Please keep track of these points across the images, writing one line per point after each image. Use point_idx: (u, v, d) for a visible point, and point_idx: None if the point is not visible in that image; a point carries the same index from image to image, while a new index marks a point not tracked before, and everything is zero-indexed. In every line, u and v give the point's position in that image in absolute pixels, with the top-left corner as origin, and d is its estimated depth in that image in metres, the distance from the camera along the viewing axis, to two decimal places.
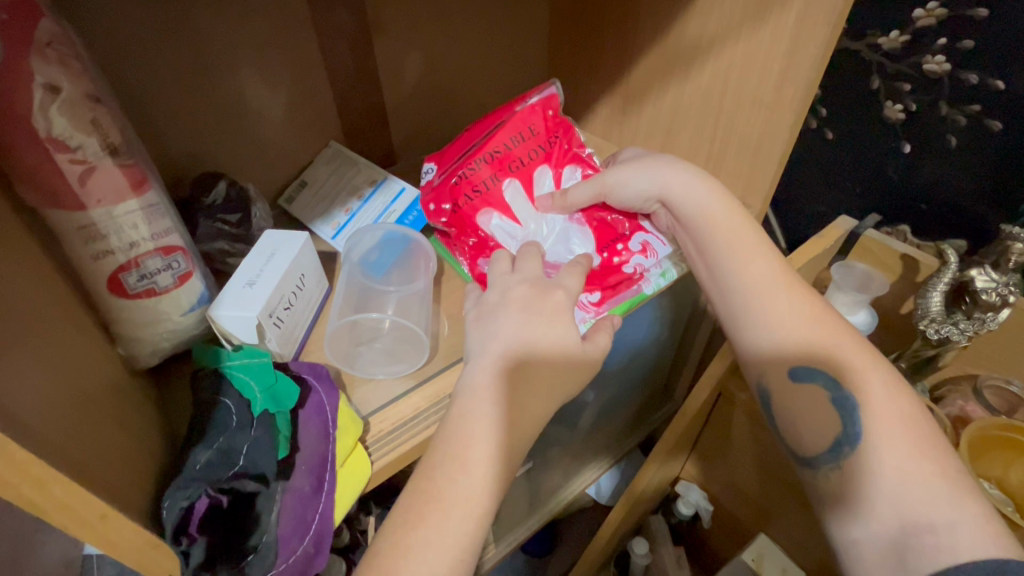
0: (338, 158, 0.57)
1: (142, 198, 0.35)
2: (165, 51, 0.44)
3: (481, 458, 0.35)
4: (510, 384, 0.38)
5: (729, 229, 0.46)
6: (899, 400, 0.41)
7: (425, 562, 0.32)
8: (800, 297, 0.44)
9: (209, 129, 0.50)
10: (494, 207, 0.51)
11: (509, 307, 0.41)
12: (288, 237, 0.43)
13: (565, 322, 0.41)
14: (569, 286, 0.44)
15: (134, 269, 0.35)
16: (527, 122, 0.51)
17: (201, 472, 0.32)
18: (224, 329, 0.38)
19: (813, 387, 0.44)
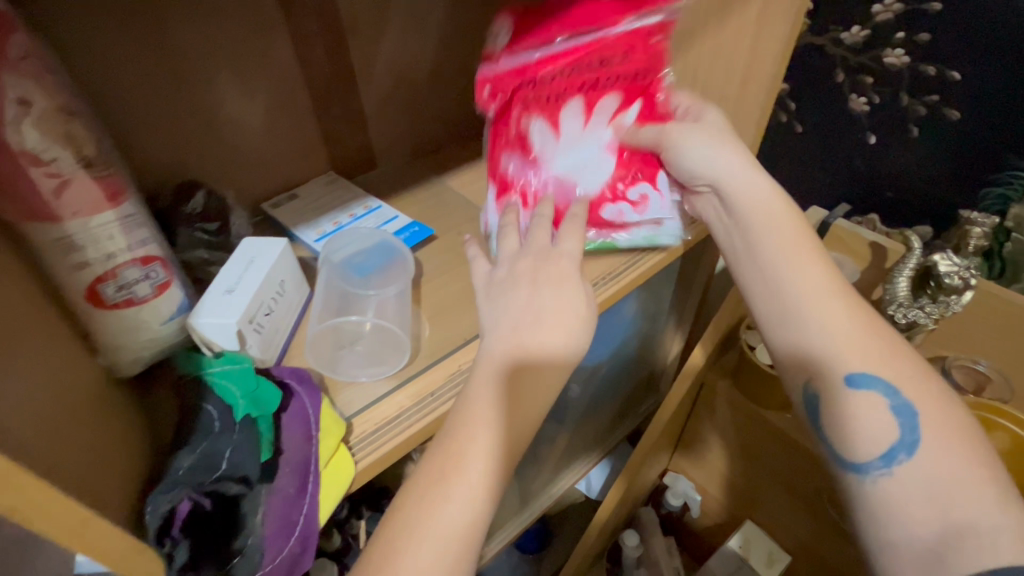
0: (335, 184, 0.61)
1: (118, 209, 0.35)
2: (141, 62, 0.45)
3: (499, 416, 0.37)
4: (522, 363, 0.38)
5: (764, 211, 0.45)
6: (953, 410, 0.39)
7: (447, 515, 0.34)
8: (843, 298, 0.42)
9: (187, 137, 0.50)
10: (545, 111, 0.48)
11: (528, 274, 0.41)
12: (267, 244, 0.44)
13: (576, 285, 0.41)
14: (569, 251, 0.43)
15: (112, 280, 0.35)
16: (624, 46, 0.45)
17: (185, 476, 0.32)
18: (205, 337, 0.38)
19: (871, 395, 0.40)
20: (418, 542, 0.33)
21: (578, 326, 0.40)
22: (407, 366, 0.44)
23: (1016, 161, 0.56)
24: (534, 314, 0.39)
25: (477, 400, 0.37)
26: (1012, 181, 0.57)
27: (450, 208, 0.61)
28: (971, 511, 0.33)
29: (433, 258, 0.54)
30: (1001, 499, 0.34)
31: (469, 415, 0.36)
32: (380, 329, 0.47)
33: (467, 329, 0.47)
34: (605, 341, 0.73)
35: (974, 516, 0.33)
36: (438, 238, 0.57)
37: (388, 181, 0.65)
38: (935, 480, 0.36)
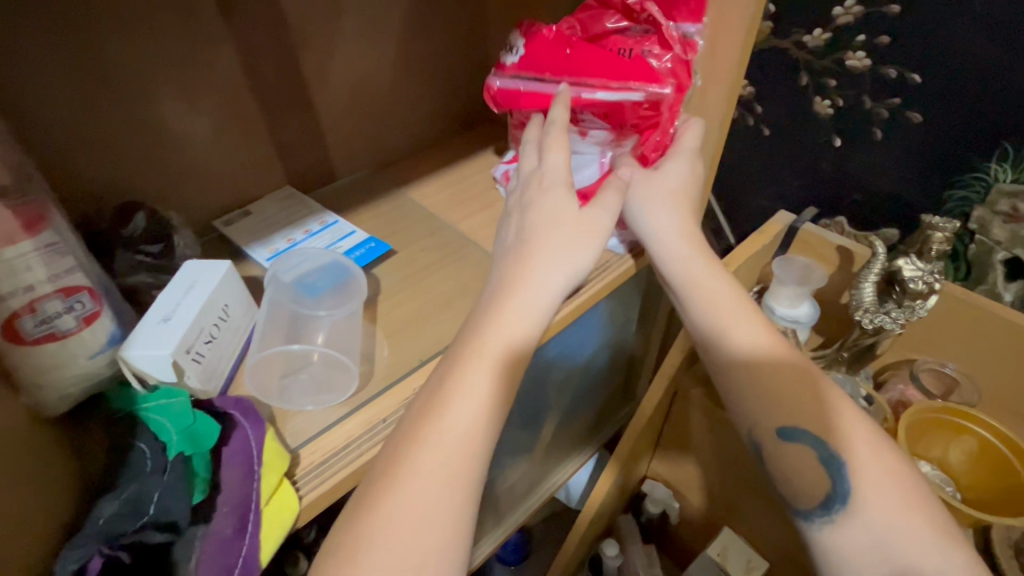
0: (290, 199, 0.59)
1: (37, 238, 0.33)
2: (72, 79, 0.43)
3: (509, 312, 0.39)
4: (505, 324, 0.39)
5: (698, 270, 0.47)
6: (883, 456, 0.39)
7: (456, 412, 0.35)
8: (769, 359, 0.43)
9: (127, 156, 0.48)
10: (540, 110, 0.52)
11: (526, 204, 0.45)
12: (208, 267, 0.42)
13: (567, 201, 0.44)
14: (552, 170, 0.45)
15: (30, 314, 0.33)
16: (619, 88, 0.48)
17: (105, 526, 0.30)
18: (138, 370, 0.36)
19: (801, 446, 0.42)
20: (426, 435, 0.35)
21: (568, 228, 0.42)
22: (360, 392, 0.42)
23: (979, 162, 0.56)
24: (526, 241, 0.43)
25: (462, 360, 0.38)
26: (975, 183, 0.57)
27: (409, 221, 0.59)
28: (915, 557, 0.35)
29: (391, 275, 0.53)
30: (940, 542, 0.35)
31: (479, 336, 0.38)
32: (330, 356, 0.45)
33: (423, 349, 0.46)
34: (576, 351, 0.72)
35: (915, 560, 0.35)
36: (396, 253, 0.55)
37: (347, 194, 0.63)
38: (877, 526, 0.37)
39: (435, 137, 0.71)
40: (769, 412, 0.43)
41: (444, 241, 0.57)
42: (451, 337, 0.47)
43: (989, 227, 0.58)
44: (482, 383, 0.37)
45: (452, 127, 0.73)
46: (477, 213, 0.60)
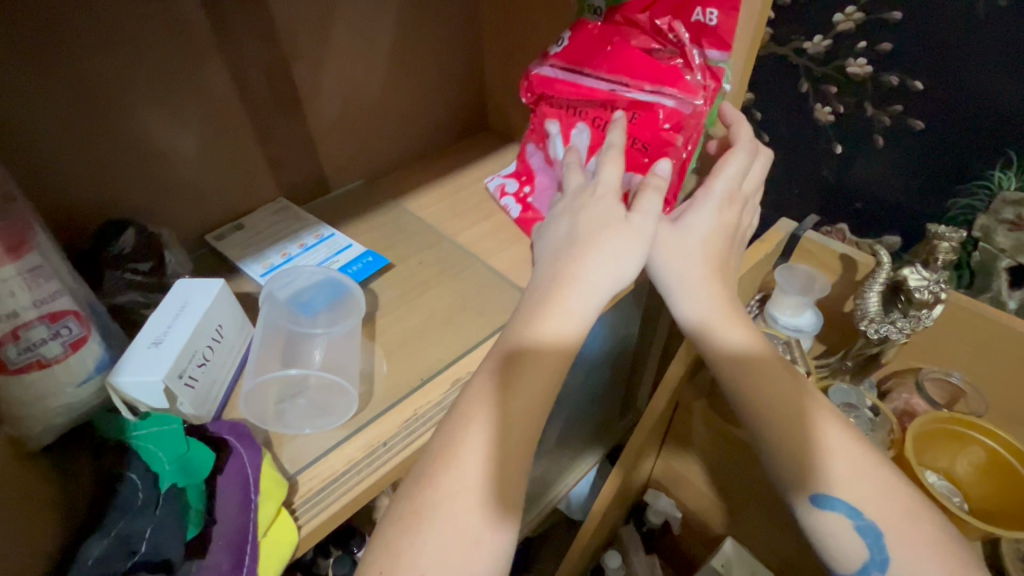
0: (285, 211, 0.57)
1: (20, 262, 0.32)
2: (58, 94, 0.42)
3: (570, 309, 0.39)
4: (529, 339, 0.38)
5: (704, 284, 0.45)
6: (922, 523, 0.39)
7: (522, 397, 0.36)
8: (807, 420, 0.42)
9: (116, 172, 0.47)
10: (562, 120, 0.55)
11: (576, 207, 0.45)
12: (201, 286, 0.40)
13: (615, 208, 0.43)
14: (606, 178, 0.45)
15: (14, 342, 0.32)
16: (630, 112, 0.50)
17: (93, 566, 0.29)
18: (128, 397, 0.35)
19: (836, 515, 0.41)
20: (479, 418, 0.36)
21: (618, 233, 0.41)
22: (359, 414, 0.41)
23: (981, 171, 0.55)
24: (579, 243, 0.42)
25: (483, 393, 0.37)
26: (977, 192, 0.56)
27: (407, 234, 0.58)
28: None
29: (390, 289, 0.52)
30: None
31: (541, 327, 0.39)
32: (328, 376, 0.43)
33: (424, 367, 0.45)
34: (577, 362, 0.71)
35: None
36: (395, 266, 0.54)
37: (344, 206, 0.62)
38: None
39: (431, 146, 0.71)
40: (791, 476, 0.42)
41: (443, 254, 0.56)
42: (452, 354, 0.46)
43: (992, 235, 0.57)
44: (481, 427, 0.35)
45: (449, 136, 0.72)
46: (477, 224, 0.59)
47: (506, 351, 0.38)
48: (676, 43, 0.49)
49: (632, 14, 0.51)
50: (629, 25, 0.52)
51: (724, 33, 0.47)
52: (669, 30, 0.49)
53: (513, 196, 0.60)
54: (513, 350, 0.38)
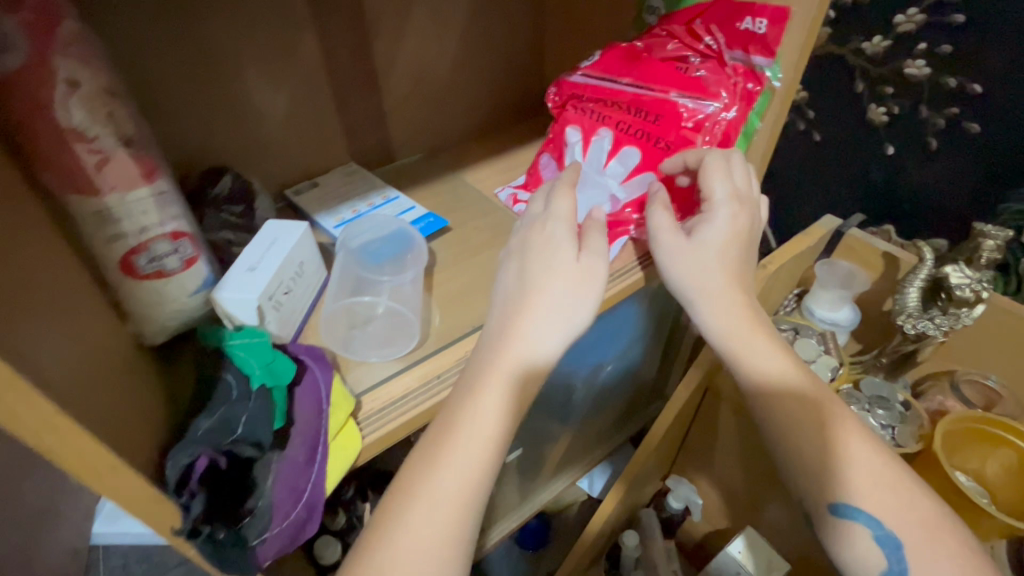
0: (355, 173, 0.63)
1: (153, 185, 0.38)
2: (178, 51, 0.48)
3: (527, 342, 0.39)
4: (499, 374, 0.39)
5: (726, 296, 0.45)
6: (938, 534, 0.40)
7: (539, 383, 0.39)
8: (824, 434, 0.42)
9: (217, 124, 0.53)
10: (582, 126, 0.57)
11: (528, 243, 0.44)
12: (287, 227, 0.46)
13: (565, 247, 0.43)
14: (554, 217, 0.44)
15: (144, 252, 0.38)
16: (657, 113, 0.53)
17: (203, 436, 0.34)
18: (226, 311, 0.41)
19: (855, 526, 0.42)
20: (491, 396, 0.38)
21: (567, 275, 0.41)
22: (419, 350, 0.46)
23: None
24: (528, 288, 0.41)
25: (474, 403, 0.38)
26: None
27: (464, 202, 0.63)
28: None
29: (446, 250, 0.56)
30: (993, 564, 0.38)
31: (513, 345, 0.39)
32: (398, 310, 0.50)
33: (475, 318, 0.49)
34: (611, 341, 0.74)
35: None
36: (451, 230, 0.58)
37: (407, 174, 0.67)
38: None
39: (490, 125, 0.75)
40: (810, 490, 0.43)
41: (497, 222, 0.60)
42: None
43: None
44: (497, 405, 0.38)
45: (507, 116, 0.76)
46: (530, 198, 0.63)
47: (499, 379, 0.38)
48: (712, 47, 0.52)
49: (671, 24, 0.54)
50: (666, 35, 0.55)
51: (771, 41, 0.48)
52: (705, 35, 0.52)
53: (526, 203, 0.60)
54: (500, 370, 0.39)
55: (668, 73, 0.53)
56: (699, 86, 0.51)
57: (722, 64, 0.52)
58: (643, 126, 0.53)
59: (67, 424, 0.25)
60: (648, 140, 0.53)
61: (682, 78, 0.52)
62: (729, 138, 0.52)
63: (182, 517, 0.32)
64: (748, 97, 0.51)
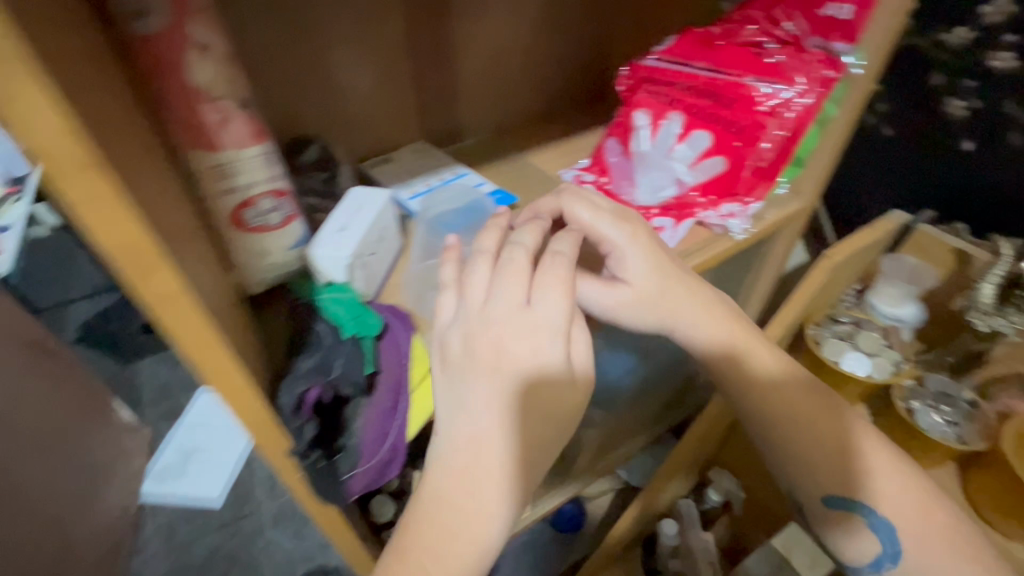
0: (426, 150, 0.65)
1: (261, 146, 0.40)
2: (277, 26, 0.51)
3: (516, 381, 0.37)
4: (510, 438, 0.37)
5: (699, 307, 0.48)
6: (934, 516, 0.45)
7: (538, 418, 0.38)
8: (822, 435, 0.48)
9: (307, 97, 0.56)
10: (651, 109, 0.57)
11: (514, 340, 0.37)
12: (371, 194, 0.48)
13: (515, 308, 0.38)
14: (484, 294, 0.39)
15: (252, 208, 0.41)
16: (730, 97, 0.52)
17: (309, 374, 0.39)
18: (317, 267, 0.43)
19: (846, 512, 0.48)
20: (492, 440, 0.37)
21: (535, 328, 0.37)
22: None
23: None
24: (490, 354, 0.37)
25: (478, 458, 0.37)
26: None
27: (530, 182, 0.65)
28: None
29: None
30: None
31: (500, 391, 0.37)
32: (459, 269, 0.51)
33: None
34: None
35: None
36: (519, 207, 0.60)
37: (473, 154, 0.70)
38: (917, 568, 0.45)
39: (552, 110, 0.76)
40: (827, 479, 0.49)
41: None
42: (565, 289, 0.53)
43: None
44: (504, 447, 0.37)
45: (568, 101, 0.77)
46: None
47: (491, 432, 0.37)
48: (791, 33, 0.53)
49: (749, 10, 0.55)
50: (743, 21, 0.55)
51: (855, 27, 0.49)
52: (785, 21, 0.53)
53: (591, 184, 0.61)
54: (491, 421, 0.37)
55: (744, 58, 0.52)
56: (776, 70, 0.51)
57: (801, 50, 0.52)
58: (716, 110, 0.54)
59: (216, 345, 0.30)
60: (721, 124, 0.54)
61: (758, 63, 0.52)
62: (803, 124, 0.53)
63: (295, 441, 0.38)
64: (825, 83, 0.51)
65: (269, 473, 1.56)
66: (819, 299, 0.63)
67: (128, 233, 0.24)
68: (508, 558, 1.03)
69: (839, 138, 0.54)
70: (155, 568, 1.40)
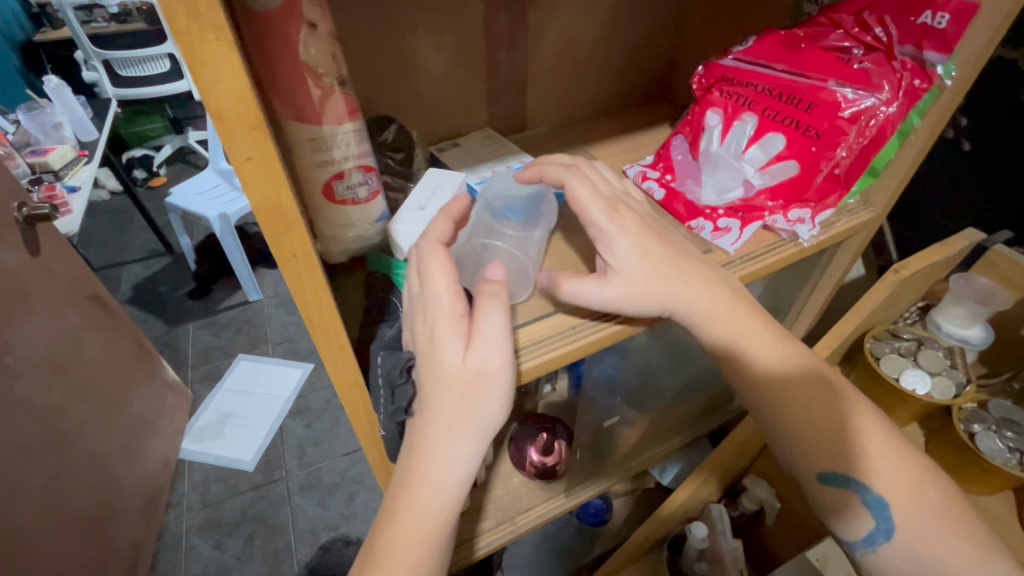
0: (493, 137, 0.67)
1: (354, 122, 0.42)
2: (367, 9, 0.52)
3: (429, 367, 0.40)
4: (425, 413, 0.40)
5: (693, 284, 0.47)
6: (931, 494, 0.45)
7: (447, 401, 0.39)
8: (819, 414, 0.46)
9: (387, 79, 0.58)
10: (725, 110, 0.57)
11: (417, 321, 0.41)
12: (449, 175, 0.50)
13: (419, 297, 0.41)
14: (411, 284, 0.43)
15: (343, 180, 0.43)
16: (811, 100, 0.52)
17: (391, 339, 0.46)
18: (396, 242, 0.46)
19: (842, 488, 0.47)
20: (424, 429, 0.40)
21: (432, 312, 0.40)
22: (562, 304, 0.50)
23: None
24: (415, 341, 0.41)
25: (415, 445, 0.40)
26: None
27: None
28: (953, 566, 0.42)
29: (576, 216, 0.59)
30: None
31: (421, 378, 0.40)
32: (519, 258, 0.51)
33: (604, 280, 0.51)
34: None
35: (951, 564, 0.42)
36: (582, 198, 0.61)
37: (536, 143, 0.71)
38: (918, 550, 0.44)
39: (615, 104, 0.76)
40: (823, 461, 0.47)
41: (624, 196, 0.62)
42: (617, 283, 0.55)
43: None
44: (431, 436, 0.40)
45: (633, 96, 0.77)
46: None
47: (421, 418, 0.40)
48: (882, 39, 0.51)
49: (838, 13, 0.53)
50: (831, 24, 0.54)
51: (950, 38, 0.48)
52: (876, 26, 0.51)
53: (656, 181, 0.61)
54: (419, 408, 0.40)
55: (828, 62, 0.52)
56: (863, 77, 0.50)
57: (890, 57, 0.50)
58: (794, 113, 0.53)
59: (323, 293, 0.36)
60: (797, 128, 0.53)
61: (844, 68, 0.51)
62: (883, 133, 0.51)
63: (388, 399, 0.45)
64: (913, 94, 0.50)
65: (300, 443, 1.62)
66: (880, 313, 0.62)
67: (273, 194, 0.30)
68: (529, 544, 1.05)
69: (918, 150, 0.54)
70: (189, 521, 1.48)
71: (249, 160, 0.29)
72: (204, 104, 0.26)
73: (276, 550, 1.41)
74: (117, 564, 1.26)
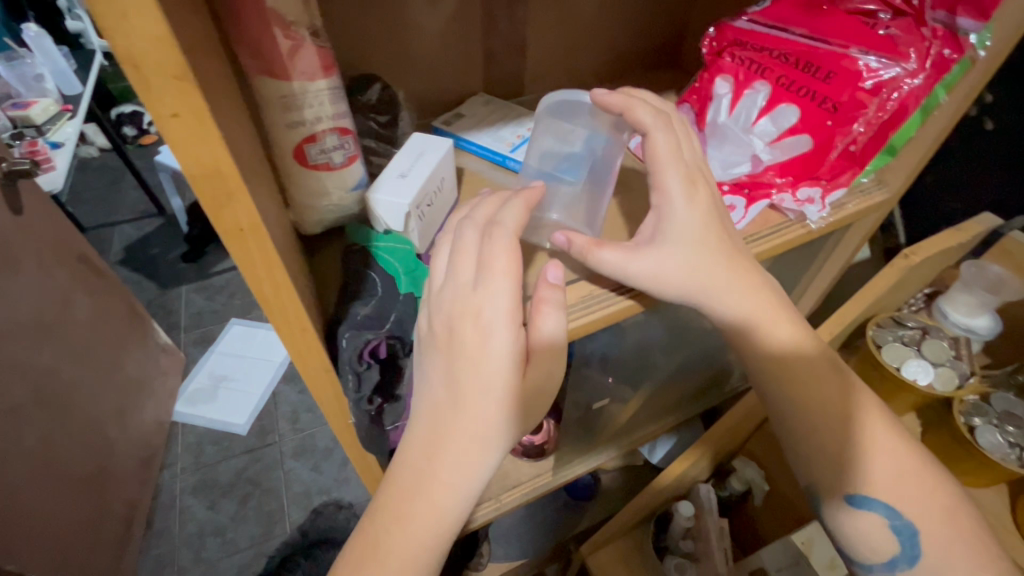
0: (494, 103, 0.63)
1: (329, 79, 0.38)
2: None
3: (478, 369, 0.37)
4: (452, 418, 0.37)
5: (734, 275, 0.44)
6: (939, 497, 0.43)
7: (487, 410, 0.37)
8: (836, 425, 0.44)
9: (374, 32, 0.53)
10: (735, 78, 0.53)
11: (461, 316, 0.37)
12: (434, 141, 0.46)
13: (473, 291, 0.38)
14: (458, 270, 0.39)
15: (317, 144, 0.40)
16: (829, 69, 0.48)
17: (364, 321, 0.43)
18: (375, 211, 0.43)
19: (874, 514, 0.44)
20: (453, 436, 0.37)
21: (493, 310, 0.37)
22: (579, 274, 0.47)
23: None
24: (456, 337, 0.38)
25: (435, 450, 0.37)
26: None
27: None
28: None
29: None
30: None
31: (461, 380, 0.37)
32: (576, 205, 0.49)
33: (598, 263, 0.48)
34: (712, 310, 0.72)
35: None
36: None
37: None
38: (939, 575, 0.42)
39: (620, 69, 0.71)
40: (837, 474, 0.45)
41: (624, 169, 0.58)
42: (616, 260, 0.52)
43: None
44: (463, 443, 0.37)
45: (639, 61, 0.72)
46: None
47: (451, 423, 0.37)
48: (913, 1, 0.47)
49: None
50: None
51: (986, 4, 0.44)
52: None
53: None
54: (449, 410, 0.37)
55: (851, 27, 0.48)
56: (887, 44, 0.46)
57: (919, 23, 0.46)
58: (810, 82, 0.49)
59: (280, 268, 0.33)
60: (812, 99, 0.49)
61: (868, 35, 0.47)
62: (905, 108, 0.47)
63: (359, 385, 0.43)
64: (942, 66, 0.46)
65: (292, 409, 1.62)
66: (887, 300, 0.60)
67: (216, 157, 0.27)
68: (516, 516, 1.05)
69: (940, 129, 0.51)
70: (183, 483, 1.48)
71: (178, 117, 0.25)
72: (109, 49, 0.22)
73: (270, 512, 1.43)
74: (112, 523, 1.26)
